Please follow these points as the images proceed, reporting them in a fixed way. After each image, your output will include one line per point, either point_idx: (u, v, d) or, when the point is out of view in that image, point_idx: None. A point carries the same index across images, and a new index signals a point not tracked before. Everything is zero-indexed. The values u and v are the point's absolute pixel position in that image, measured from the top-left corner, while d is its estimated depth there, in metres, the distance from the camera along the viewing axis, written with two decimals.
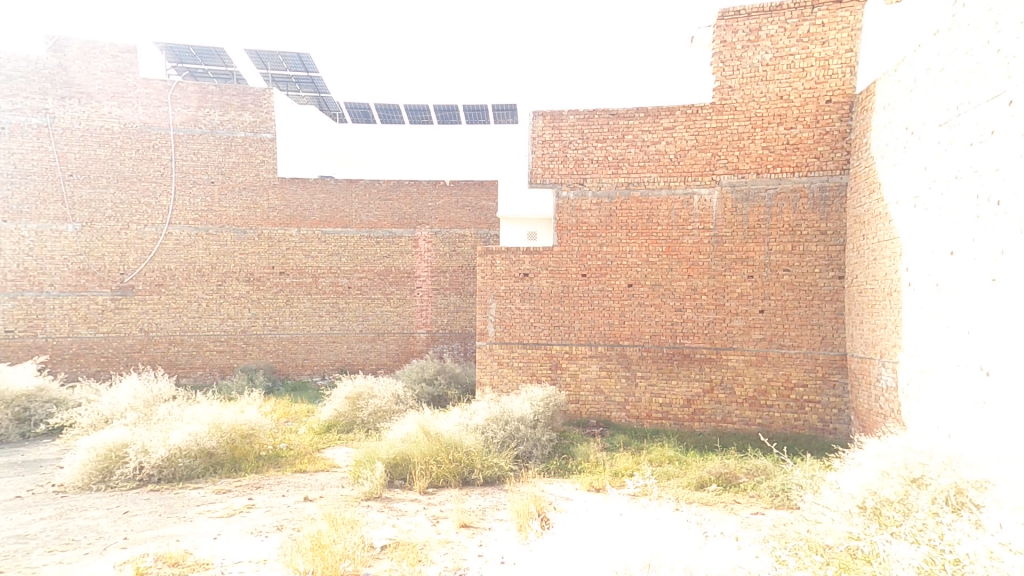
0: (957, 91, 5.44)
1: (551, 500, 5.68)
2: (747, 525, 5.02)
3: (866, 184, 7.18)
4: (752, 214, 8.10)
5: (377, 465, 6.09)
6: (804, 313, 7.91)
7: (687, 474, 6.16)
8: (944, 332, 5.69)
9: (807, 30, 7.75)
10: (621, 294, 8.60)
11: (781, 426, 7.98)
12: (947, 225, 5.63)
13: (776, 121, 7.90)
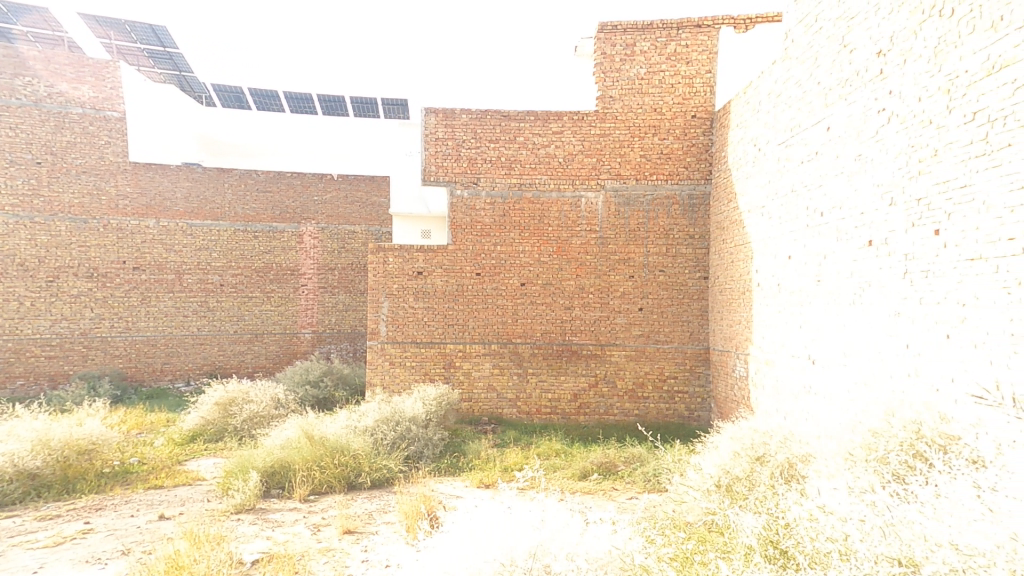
0: (791, 115, 6.67)
1: (442, 499, 5.64)
2: (623, 510, 5.37)
3: (724, 193, 8.24)
4: (632, 218, 8.79)
5: (251, 475, 5.70)
6: (676, 311, 8.76)
7: (572, 465, 6.48)
8: (783, 325, 6.92)
9: (674, 49, 8.61)
10: (514, 293, 8.90)
11: (655, 416, 8.77)
12: (786, 232, 6.86)
13: (652, 131, 8.67)
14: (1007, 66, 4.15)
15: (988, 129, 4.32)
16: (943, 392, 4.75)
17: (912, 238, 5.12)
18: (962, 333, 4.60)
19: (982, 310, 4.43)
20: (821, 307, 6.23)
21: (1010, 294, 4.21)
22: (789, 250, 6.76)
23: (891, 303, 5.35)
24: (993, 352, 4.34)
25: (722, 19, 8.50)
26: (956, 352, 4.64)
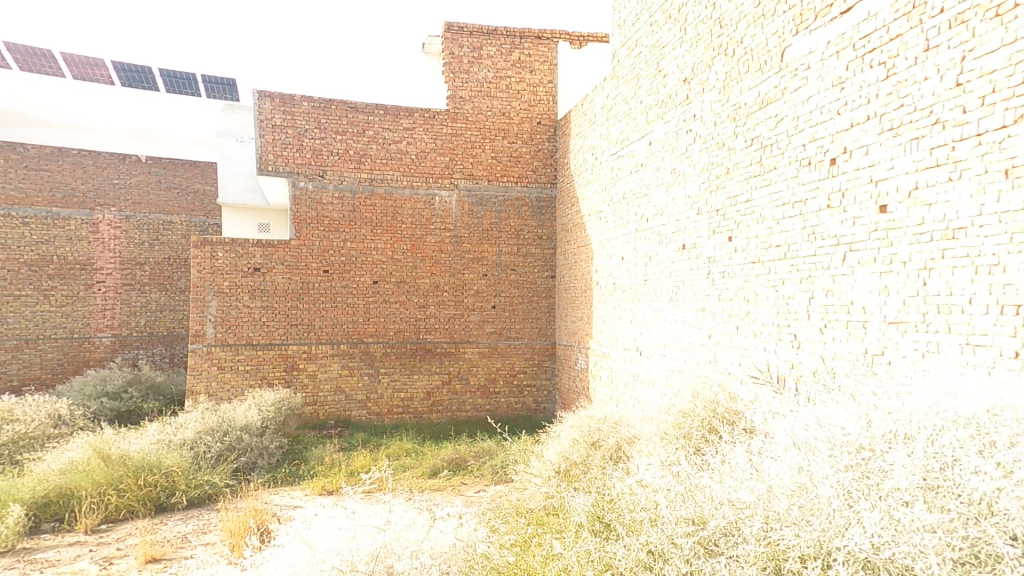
0: (619, 129, 8.10)
1: (276, 511, 5.22)
2: (470, 502, 5.39)
3: (568, 199, 9.66)
4: (486, 218, 9.85)
5: (14, 507, 4.82)
6: (526, 309, 10.04)
7: (422, 464, 6.47)
8: (617, 319, 8.16)
9: (518, 57, 9.91)
10: (366, 290, 9.45)
11: (506, 409, 9.95)
12: (619, 235, 8.14)
13: (502, 135, 9.85)
14: (771, 102, 5.58)
15: (762, 153, 5.72)
16: (732, 370, 6.03)
17: (713, 243, 6.38)
18: (745, 322, 5.94)
19: (760, 304, 5.77)
20: (648, 303, 7.47)
21: (777, 288, 5.60)
22: (623, 250, 8.08)
23: (698, 300, 6.59)
24: (766, 337, 5.68)
25: (558, 35, 10.02)
26: (743, 337, 5.94)
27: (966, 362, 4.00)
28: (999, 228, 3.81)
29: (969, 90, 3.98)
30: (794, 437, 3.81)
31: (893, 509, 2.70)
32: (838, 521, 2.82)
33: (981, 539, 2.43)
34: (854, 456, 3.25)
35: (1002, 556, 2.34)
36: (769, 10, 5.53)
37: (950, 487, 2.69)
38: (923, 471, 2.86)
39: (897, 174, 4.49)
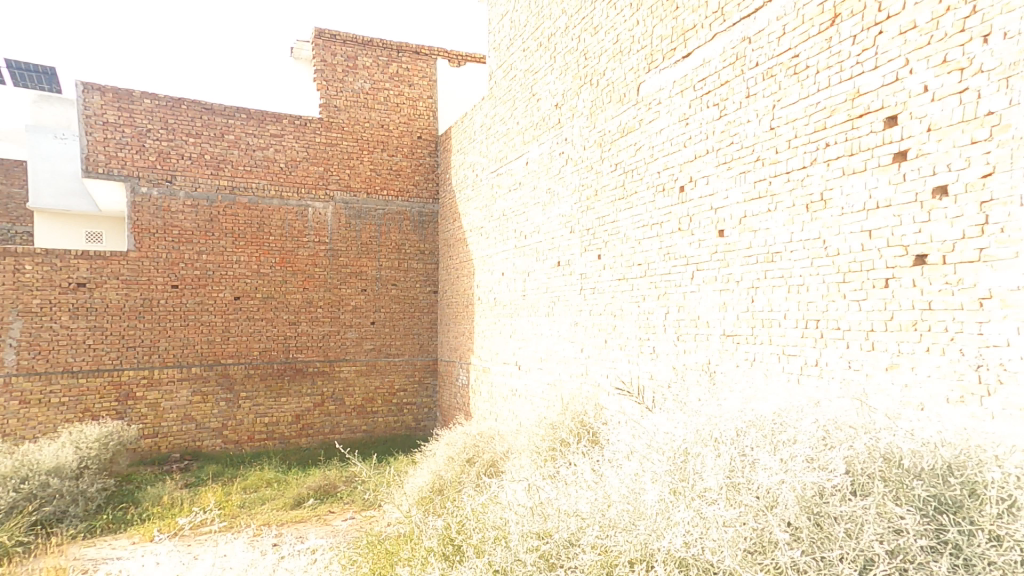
0: (498, 148, 8.36)
1: (88, 566, 4.57)
2: (331, 533, 5.12)
3: (450, 214, 9.93)
4: (365, 232, 9.92)
5: None
6: (408, 325, 10.21)
7: (285, 495, 6.05)
8: (498, 333, 8.37)
9: (396, 69, 10.24)
10: (225, 307, 9.11)
11: (383, 429, 10.04)
12: (500, 250, 8.36)
13: (381, 147, 10.03)
14: (630, 131, 6.05)
15: (625, 178, 6.16)
16: (601, 381, 6.39)
17: (585, 260, 6.73)
18: (612, 334, 6.32)
19: (625, 318, 6.17)
20: (526, 318, 7.72)
21: (639, 303, 6.02)
22: (503, 266, 8.31)
23: (572, 314, 6.90)
24: (629, 348, 6.09)
25: (437, 52, 10.54)
26: (610, 349, 6.31)
27: (782, 368, 4.61)
28: (803, 254, 4.48)
29: (780, 134, 4.62)
30: (630, 444, 4.11)
31: (701, 508, 3.02)
32: (659, 521, 3.09)
33: (765, 528, 2.80)
34: (678, 459, 3.59)
35: (778, 543, 2.71)
36: (626, 48, 6.04)
37: (747, 485, 3.05)
38: (728, 468, 3.23)
39: (731, 204, 5.07)
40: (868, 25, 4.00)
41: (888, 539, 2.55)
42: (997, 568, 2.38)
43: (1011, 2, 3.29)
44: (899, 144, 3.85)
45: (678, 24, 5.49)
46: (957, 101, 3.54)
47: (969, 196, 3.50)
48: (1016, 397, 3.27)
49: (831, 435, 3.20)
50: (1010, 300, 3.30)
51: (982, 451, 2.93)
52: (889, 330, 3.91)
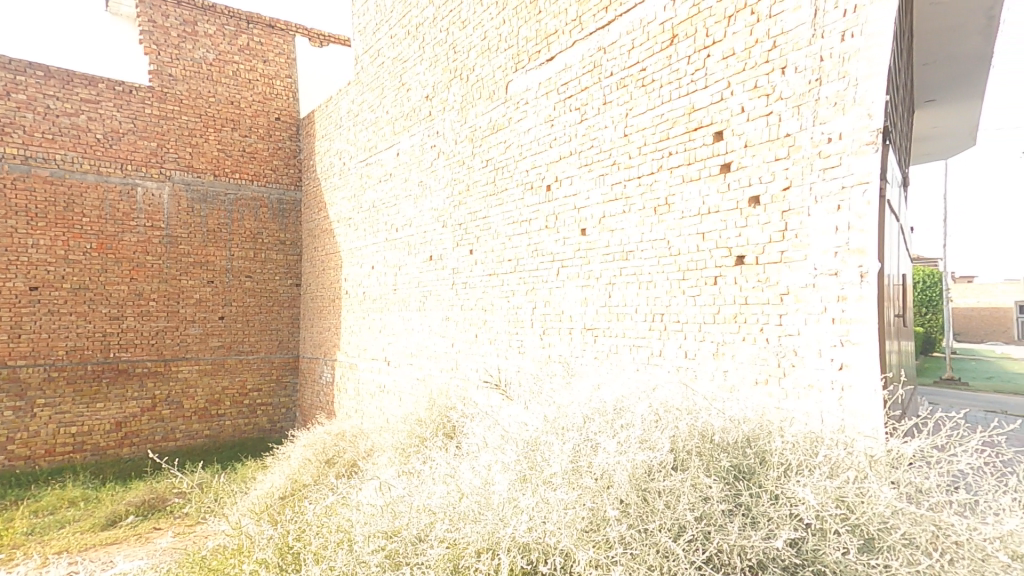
0: (367, 136, 8.13)
1: None
2: (153, 554, 4.54)
3: (315, 203, 9.65)
4: (211, 217, 9.38)
5: None
6: (264, 319, 9.86)
7: (95, 515, 5.59)
8: (367, 329, 8.16)
9: (246, 41, 9.77)
10: (16, 298, 7.87)
11: (232, 432, 9.49)
12: (369, 243, 8.14)
13: (230, 126, 9.55)
14: (500, 128, 6.13)
15: (496, 174, 6.23)
16: (470, 375, 6.43)
17: (457, 256, 6.71)
18: (482, 329, 6.38)
19: (495, 313, 6.25)
20: (398, 313, 7.55)
21: (509, 299, 6.13)
22: (373, 260, 8.05)
23: (443, 309, 6.87)
24: (499, 344, 6.18)
25: (295, 29, 10.27)
26: (480, 343, 6.36)
27: (633, 359, 4.99)
28: (651, 253, 4.89)
29: (632, 141, 4.98)
30: (485, 437, 4.16)
31: (544, 494, 3.12)
32: (506, 509, 3.18)
33: (599, 507, 2.99)
34: (529, 446, 3.68)
35: (609, 519, 2.92)
36: (493, 45, 6.14)
37: (586, 468, 3.20)
38: (572, 452, 3.37)
39: (592, 204, 5.36)
40: (699, 47, 4.47)
41: (697, 507, 2.86)
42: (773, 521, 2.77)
43: (800, 42, 3.91)
44: (725, 156, 4.35)
45: (541, 27, 5.68)
46: (765, 122, 4.10)
47: (774, 205, 4.07)
48: (805, 377, 3.88)
49: (661, 417, 3.51)
50: (802, 296, 3.91)
51: (774, 424, 3.44)
52: (716, 322, 4.41)
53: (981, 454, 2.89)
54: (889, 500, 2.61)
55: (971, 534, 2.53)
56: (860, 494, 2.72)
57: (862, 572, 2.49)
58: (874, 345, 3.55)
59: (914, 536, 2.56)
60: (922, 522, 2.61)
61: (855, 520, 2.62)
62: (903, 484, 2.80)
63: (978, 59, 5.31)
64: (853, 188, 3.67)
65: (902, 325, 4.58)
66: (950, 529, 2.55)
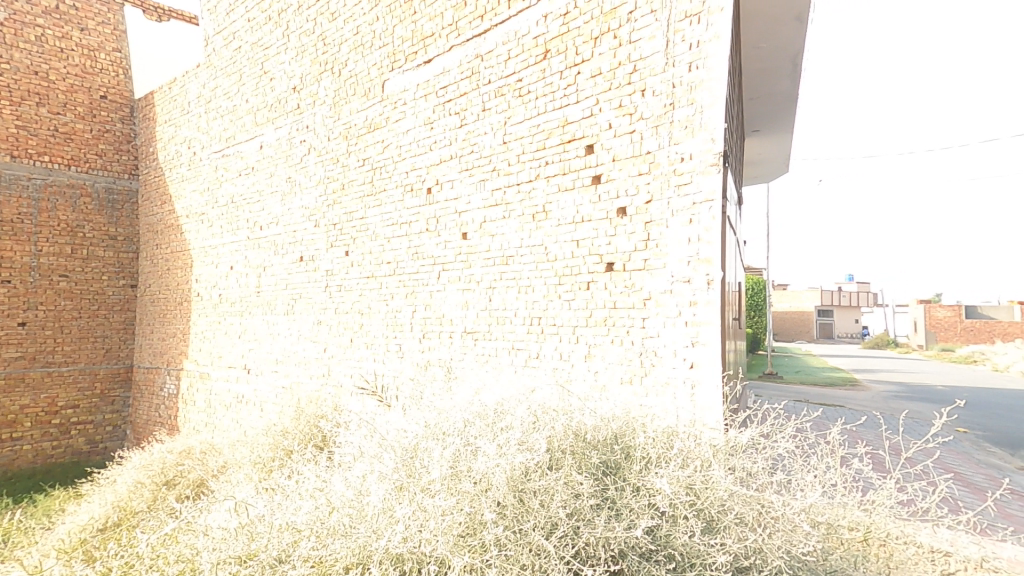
0: (222, 125, 7.40)
1: None
2: None
3: (156, 196, 8.73)
4: (7, 205, 8.13)
5: None
6: (85, 324, 8.85)
7: None
8: (223, 335, 7.42)
9: (58, 6, 8.63)
10: None
11: (30, 457, 8.26)
12: (226, 242, 7.37)
13: (34, 100, 8.33)
14: (378, 128, 5.89)
15: (373, 175, 5.95)
16: (344, 382, 6.09)
17: (331, 257, 6.28)
18: (359, 334, 6.04)
19: (373, 317, 5.96)
20: (261, 320, 6.93)
21: (388, 302, 5.87)
22: (231, 260, 7.33)
23: (315, 313, 6.40)
24: (377, 349, 5.90)
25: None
26: (356, 349, 6.02)
27: (512, 362, 5.07)
28: (530, 258, 5.01)
29: (510, 149, 5.07)
30: (360, 445, 3.79)
31: (422, 501, 3.00)
32: (380, 520, 3.00)
33: (476, 511, 2.93)
34: (407, 455, 3.50)
35: (486, 522, 2.88)
36: (367, 42, 5.93)
37: (466, 472, 3.13)
38: (452, 458, 3.28)
39: (472, 209, 5.34)
40: (570, 64, 4.70)
41: (569, 504, 2.94)
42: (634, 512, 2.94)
43: (655, 68, 4.29)
44: (596, 168, 4.61)
45: (417, 28, 5.62)
46: (629, 139, 4.43)
47: (638, 216, 4.40)
48: (663, 375, 4.23)
49: (538, 418, 3.57)
50: (661, 300, 4.27)
51: (637, 420, 3.67)
52: (588, 325, 4.64)
53: (793, 439, 3.43)
54: (727, 485, 2.93)
55: (785, 508, 2.93)
56: (704, 481, 3.02)
57: (703, 552, 2.73)
58: (716, 345, 3.99)
59: (743, 515, 2.89)
60: (750, 501, 2.96)
61: (700, 505, 2.90)
62: (738, 469, 3.16)
63: (791, 98, 6.30)
64: (702, 204, 4.08)
65: (738, 325, 5.24)
66: (770, 506, 2.94)
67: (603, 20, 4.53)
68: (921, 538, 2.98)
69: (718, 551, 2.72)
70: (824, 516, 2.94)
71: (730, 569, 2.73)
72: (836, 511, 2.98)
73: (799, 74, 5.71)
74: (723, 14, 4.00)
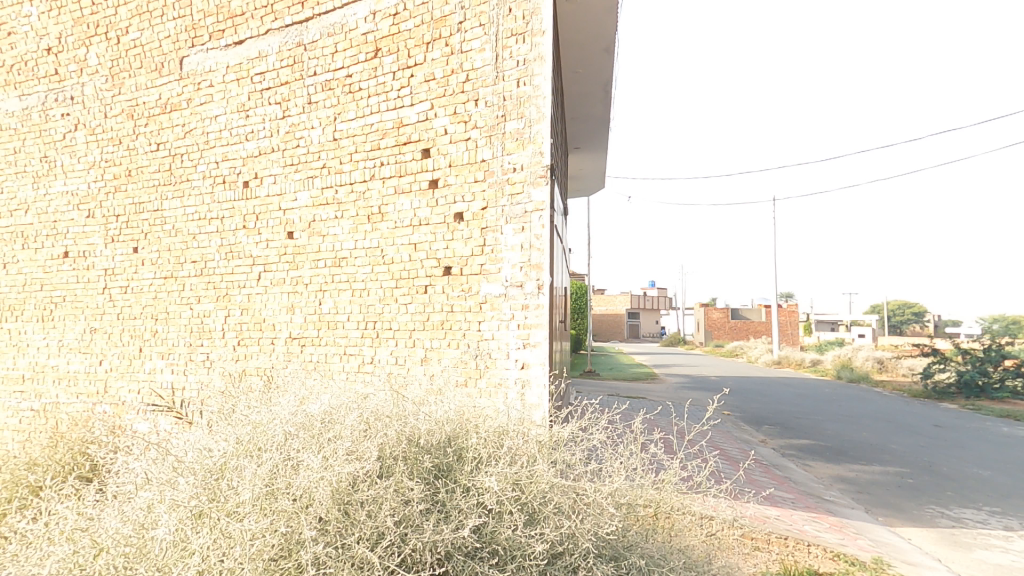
0: None
1: None
2: None
3: None
4: None
5: None
6: None
7: None
8: None
9: None
10: None
11: None
12: None
13: None
14: (178, 109, 5.52)
15: (172, 162, 5.57)
16: (126, 399, 5.60)
17: (114, 254, 5.76)
18: (152, 343, 5.55)
19: (172, 322, 5.50)
20: (8, 330, 6.19)
21: (192, 306, 5.42)
22: None
23: (87, 319, 5.84)
24: (175, 357, 5.42)
25: None
26: (146, 360, 5.54)
27: (343, 368, 4.86)
28: (365, 261, 4.84)
29: (342, 146, 4.91)
30: (146, 472, 3.00)
31: (225, 526, 2.54)
32: (169, 556, 2.54)
33: (294, 529, 2.54)
34: (212, 477, 2.87)
35: (304, 542, 2.50)
36: (156, 10, 5.53)
37: (284, 489, 2.67)
38: (269, 475, 2.76)
39: (299, 206, 5.05)
40: (402, 66, 4.71)
41: (397, 511, 2.69)
42: (461, 514, 2.83)
43: (487, 80, 4.48)
44: (432, 173, 4.64)
45: (222, 4, 5.34)
46: (466, 145, 4.54)
47: (475, 222, 4.53)
48: (497, 376, 4.40)
49: (371, 425, 3.14)
50: (497, 304, 4.44)
51: (471, 421, 3.49)
52: (425, 329, 4.63)
53: (603, 431, 3.71)
54: (549, 477, 3.01)
55: (597, 493, 3.08)
56: (529, 476, 3.04)
57: (524, 544, 2.74)
58: (546, 346, 4.26)
59: (561, 504, 2.98)
60: (568, 491, 3.06)
61: (525, 499, 2.91)
62: (559, 462, 3.28)
63: (605, 122, 7.11)
64: (532, 213, 4.35)
65: (563, 328, 5.70)
66: (584, 493, 3.08)
67: (435, 26, 4.61)
68: (698, 507, 3.35)
69: (537, 541, 2.75)
70: (625, 497, 3.19)
71: (546, 557, 2.77)
72: (635, 491, 3.26)
73: (610, 100, 6.48)
74: (545, 36, 4.35)
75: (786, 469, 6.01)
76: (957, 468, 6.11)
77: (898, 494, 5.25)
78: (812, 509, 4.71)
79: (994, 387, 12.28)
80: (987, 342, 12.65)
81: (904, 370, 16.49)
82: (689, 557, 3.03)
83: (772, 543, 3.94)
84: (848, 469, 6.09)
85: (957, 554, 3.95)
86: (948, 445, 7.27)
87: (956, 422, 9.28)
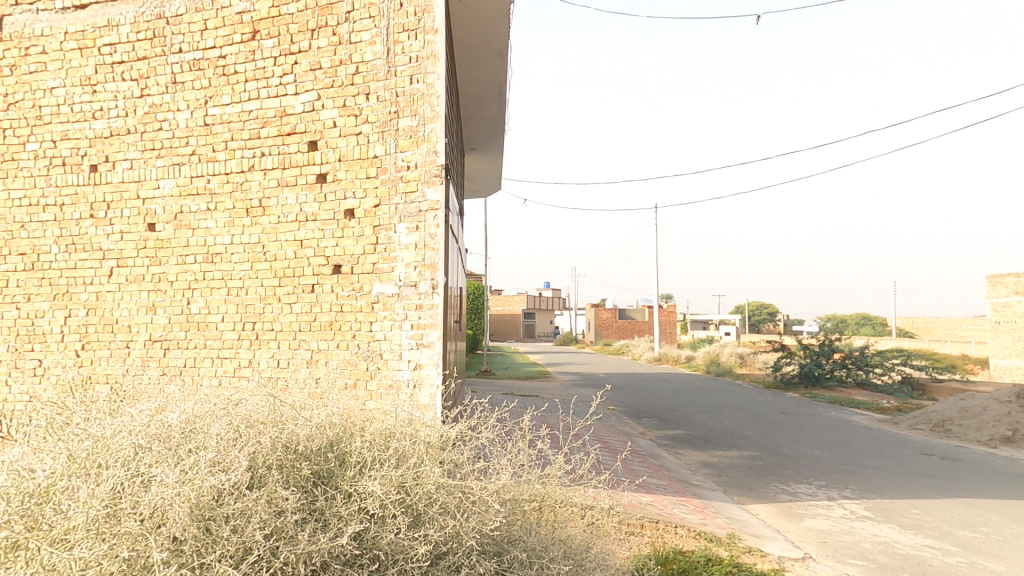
0: None
1: None
2: None
3: None
4: None
5: None
6: None
7: None
8: None
9: None
10: None
11: None
12: None
13: None
14: None
15: None
16: None
17: None
18: None
19: None
20: None
21: (18, 306, 4.74)
22: None
23: None
24: None
25: None
26: None
27: (214, 373, 4.47)
28: (243, 257, 4.49)
29: (215, 133, 4.53)
30: None
31: (47, 558, 2.17)
32: None
33: (140, 554, 2.20)
34: (32, 503, 2.39)
35: (153, 566, 2.18)
36: None
37: (129, 509, 2.28)
38: (111, 495, 2.33)
39: (162, 195, 4.58)
40: (284, 52, 4.46)
41: (268, 524, 2.39)
42: (340, 524, 2.55)
43: (378, 74, 4.36)
44: (320, 168, 4.43)
45: None
46: (357, 140, 4.39)
47: (366, 219, 4.37)
48: (389, 378, 4.27)
49: (242, 434, 2.71)
50: (390, 304, 4.31)
51: (358, 421, 3.14)
52: (312, 330, 4.39)
53: (492, 430, 3.53)
54: (436, 478, 2.80)
55: (482, 491, 2.93)
56: (415, 477, 2.82)
57: (406, 547, 2.56)
58: (440, 346, 4.22)
59: (446, 504, 2.80)
60: (454, 490, 2.88)
61: (410, 503, 2.70)
62: (446, 462, 3.04)
63: (498, 124, 7.24)
64: (426, 213, 4.29)
65: (457, 328, 5.69)
66: (470, 491, 2.91)
67: (320, 13, 4.42)
68: (578, 498, 3.36)
69: (420, 544, 2.58)
70: (510, 493, 3.09)
71: (429, 560, 2.61)
72: (520, 487, 3.18)
73: (504, 105, 6.63)
74: (438, 35, 4.34)
75: (661, 458, 6.53)
76: (797, 449, 7.05)
77: (749, 475, 5.93)
78: (680, 494, 5.15)
79: (827, 376, 14.18)
80: (823, 338, 14.62)
81: (760, 364, 18.71)
82: (569, 546, 3.03)
83: (645, 527, 4.23)
84: (712, 455, 6.76)
85: (792, 524, 4.54)
86: (793, 430, 8.33)
87: (799, 408, 10.71)
